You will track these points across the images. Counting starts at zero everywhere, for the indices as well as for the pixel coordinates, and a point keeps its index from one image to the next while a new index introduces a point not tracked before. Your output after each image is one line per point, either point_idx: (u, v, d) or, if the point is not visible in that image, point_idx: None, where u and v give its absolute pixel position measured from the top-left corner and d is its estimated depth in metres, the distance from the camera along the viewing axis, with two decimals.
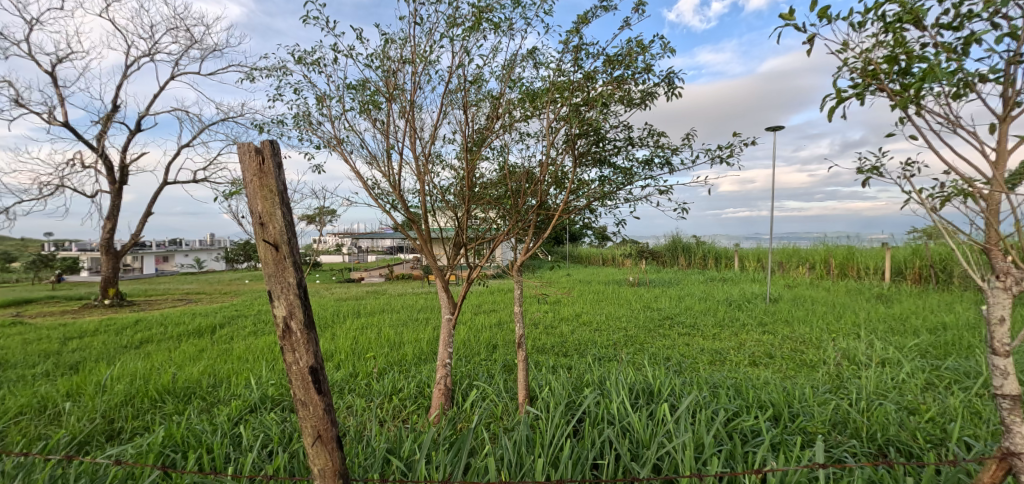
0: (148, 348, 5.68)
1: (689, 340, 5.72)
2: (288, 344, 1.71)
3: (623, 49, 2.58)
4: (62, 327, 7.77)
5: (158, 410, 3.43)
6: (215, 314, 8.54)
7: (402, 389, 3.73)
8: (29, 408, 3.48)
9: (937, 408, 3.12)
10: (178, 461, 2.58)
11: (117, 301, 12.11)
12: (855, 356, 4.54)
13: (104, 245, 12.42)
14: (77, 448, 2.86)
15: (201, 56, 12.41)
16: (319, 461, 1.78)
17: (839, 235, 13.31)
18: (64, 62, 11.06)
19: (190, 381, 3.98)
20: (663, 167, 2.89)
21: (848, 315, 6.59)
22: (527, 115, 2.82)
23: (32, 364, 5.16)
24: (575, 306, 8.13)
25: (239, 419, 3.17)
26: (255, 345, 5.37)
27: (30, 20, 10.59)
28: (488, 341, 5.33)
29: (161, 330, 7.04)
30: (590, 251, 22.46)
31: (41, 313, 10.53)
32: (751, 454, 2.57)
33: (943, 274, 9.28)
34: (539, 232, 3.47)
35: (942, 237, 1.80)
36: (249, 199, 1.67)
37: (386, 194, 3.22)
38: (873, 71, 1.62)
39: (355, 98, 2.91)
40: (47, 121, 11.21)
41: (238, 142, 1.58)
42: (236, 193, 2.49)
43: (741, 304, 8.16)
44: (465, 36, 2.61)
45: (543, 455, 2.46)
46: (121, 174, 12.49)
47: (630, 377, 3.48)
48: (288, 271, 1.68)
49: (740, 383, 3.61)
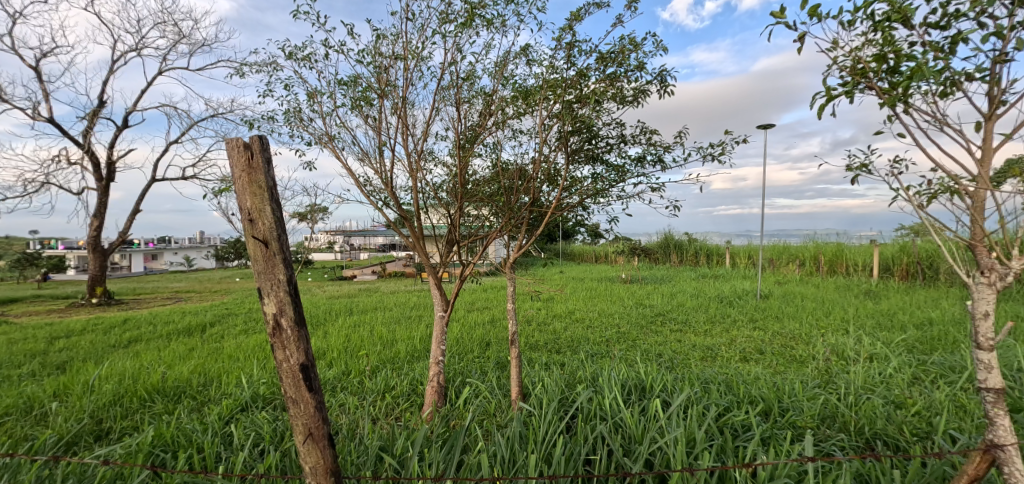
0: (137, 347, 5.62)
1: (681, 336, 5.76)
2: (278, 342, 1.69)
3: (616, 46, 2.57)
4: (49, 326, 7.68)
5: (148, 410, 3.40)
6: (205, 312, 8.47)
7: (395, 387, 3.72)
8: (15, 409, 3.43)
9: (923, 402, 3.17)
10: (168, 461, 2.55)
11: (105, 300, 11.96)
12: (844, 351, 4.60)
13: (91, 244, 12.25)
14: (64, 448, 2.83)
15: (190, 51, 12.20)
16: (310, 459, 1.77)
17: (829, 233, 13.43)
18: (49, 57, 10.82)
19: (179, 380, 3.94)
20: (655, 164, 2.88)
21: (838, 311, 6.68)
22: (520, 113, 2.80)
23: (18, 364, 5.09)
24: (568, 302, 8.17)
25: (231, 418, 3.15)
26: (246, 343, 5.32)
27: (14, 14, 10.27)
28: (481, 339, 5.34)
29: (150, 329, 6.95)
30: (582, 249, 22.58)
31: (27, 312, 10.43)
32: (742, 449, 2.59)
33: (930, 271, 9.43)
34: (533, 228, 3.46)
35: (930, 233, 1.83)
36: (236, 195, 1.65)
37: (378, 191, 3.19)
38: (862, 69, 1.65)
39: (347, 95, 2.88)
40: (31, 117, 10.97)
41: (226, 137, 1.56)
42: (224, 190, 2.47)
43: (732, 300, 8.25)
44: (457, 33, 2.59)
45: (536, 451, 2.47)
46: (108, 170, 12.30)
47: (623, 373, 3.51)
48: (279, 268, 1.66)
49: (731, 378, 3.64)
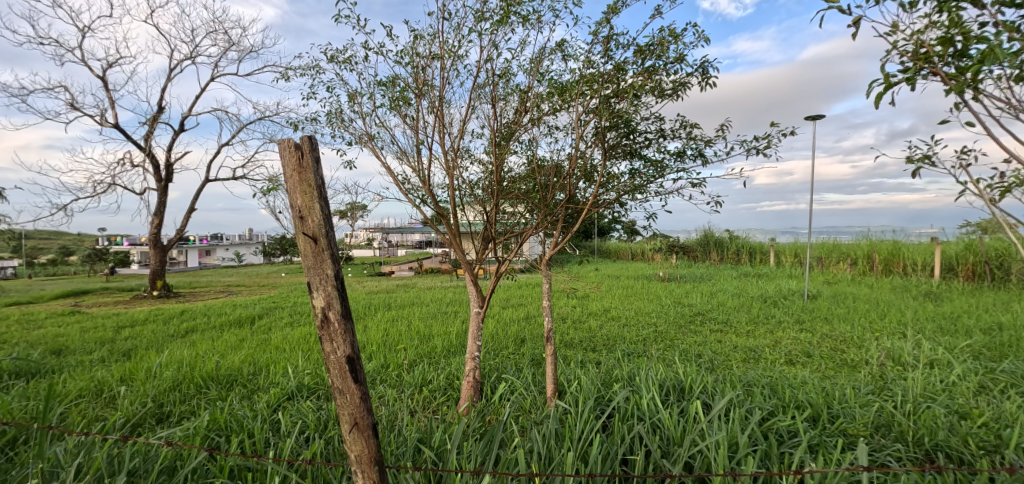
0: (193, 337, 5.98)
1: (721, 337, 5.58)
2: (326, 334, 1.75)
3: (655, 38, 2.51)
4: (116, 316, 8.27)
5: (204, 396, 3.61)
6: (254, 305, 8.90)
7: (432, 381, 3.79)
8: (88, 391, 3.72)
9: (991, 413, 2.95)
10: (222, 445, 2.70)
11: (164, 293, 12.78)
12: (901, 356, 4.33)
13: (152, 240, 13.10)
14: (131, 429, 3.04)
15: (239, 57, 12.82)
16: (356, 448, 1.83)
17: (884, 229, 12.66)
18: (114, 66, 11.62)
19: (231, 369, 4.16)
20: (695, 158, 2.79)
21: (894, 314, 6.28)
22: (556, 109, 2.78)
23: (90, 350, 5.52)
24: (604, 300, 8.08)
25: (278, 406, 3.30)
26: (292, 336, 5.55)
27: (83, 28, 11.08)
28: (516, 335, 5.35)
29: (205, 320, 7.38)
30: (618, 246, 22.30)
31: (97, 303, 11.27)
32: (787, 455, 2.49)
33: (1000, 271, 8.72)
34: (569, 225, 3.43)
35: (1003, 230, 1.69)
36: (288, 194, 1.72)
37: (416, 189, 3.25)
38: (925, 54, 1.54)
39: (386, 95, 2.94)
40: (99, 124, 11.83)
41: (279, 138, 1.63)
42: (271, 189, 2.59)
43: (776, 300, 7.92)
44: (493, 30, 2.60)
45: (573, 449, 2.45)
46: (167, 172, 13.11)
47: (661, 374, 3.43)
48: (326, 264, 1.72)
49: (776, 382, 3.50)
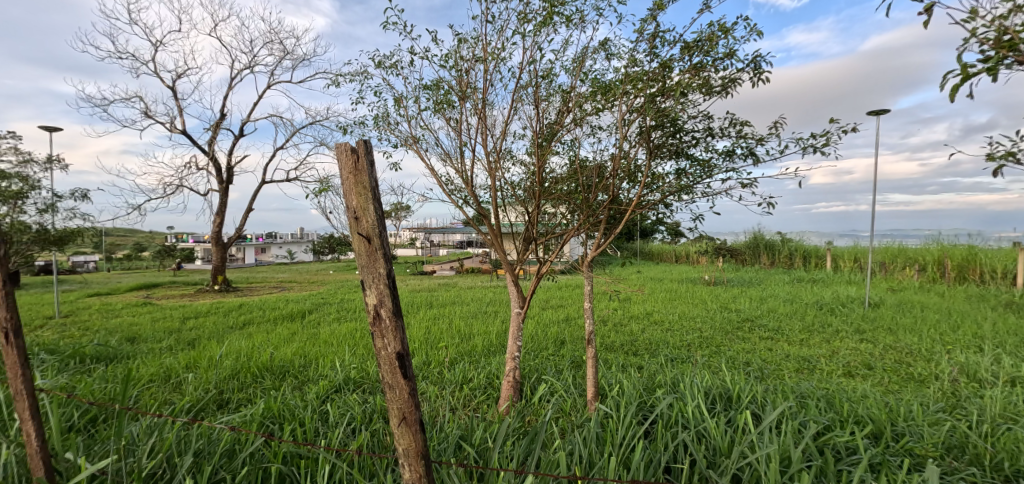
0: (250, 329, 6.34)
1: (772, 344, 5.33)
2: (378, 330, 1.81)
3: (703, 34, 2.43)
4: (183, 308, 8.90)
5: (259, 385, 3.82)
6: (305, 301, 9.34)
7: (472, 379, 3.84)
8: (158, 376, 4.02)
9: None
10: (276, 431, 2.84)
11: (224, 287, 13.62)
12: (976, 372, 3.98)
13: (214, 237, 14.00)
14: (195, 413, 3.26)
15: (293, 65, 13.51)
16: (404, 441, 1.88)
17: (958, 234, 11.67)
18: (183, 77, 12.54)
19: (284, 360, 4.38)
20: (745, 157, 2.68)
21: (969, 325, 5.77)
22: (599, 109, 2.75)
23: (160, 339, 5.97)
24: (646, 303, 7.90)
25: (326, 397, 3.44)
26: (339, 330, 5.78)
27: (156, 43, 12.06)
28: (555, 337, 5.32)
29: (260, 314, 7.81)
30: (662, 248, 21.76)
31: (167, 295, 12.19)
32: (846, 473, 2.34)
33: None
34: (612, 227, 3.38)
35: None
36: (344, 195, 1.79)
37: (459, 189, 3.30)
38: (1010, 42, 1.41)
39: (431, 98, 3.01)
40: (169, 130, 12.80)
41: (336, 142, 1.70)
42: (322, 190, 2.71)
43: (833, 307, 7.48)
44: (536, 31, 2.60)
45: (615, 454, 2.41)
46: (228, 174, 13.98)
47: (707, 381, 3.32)
48: (379, 263, 1.78)
49: (832, 394, 3.30)
